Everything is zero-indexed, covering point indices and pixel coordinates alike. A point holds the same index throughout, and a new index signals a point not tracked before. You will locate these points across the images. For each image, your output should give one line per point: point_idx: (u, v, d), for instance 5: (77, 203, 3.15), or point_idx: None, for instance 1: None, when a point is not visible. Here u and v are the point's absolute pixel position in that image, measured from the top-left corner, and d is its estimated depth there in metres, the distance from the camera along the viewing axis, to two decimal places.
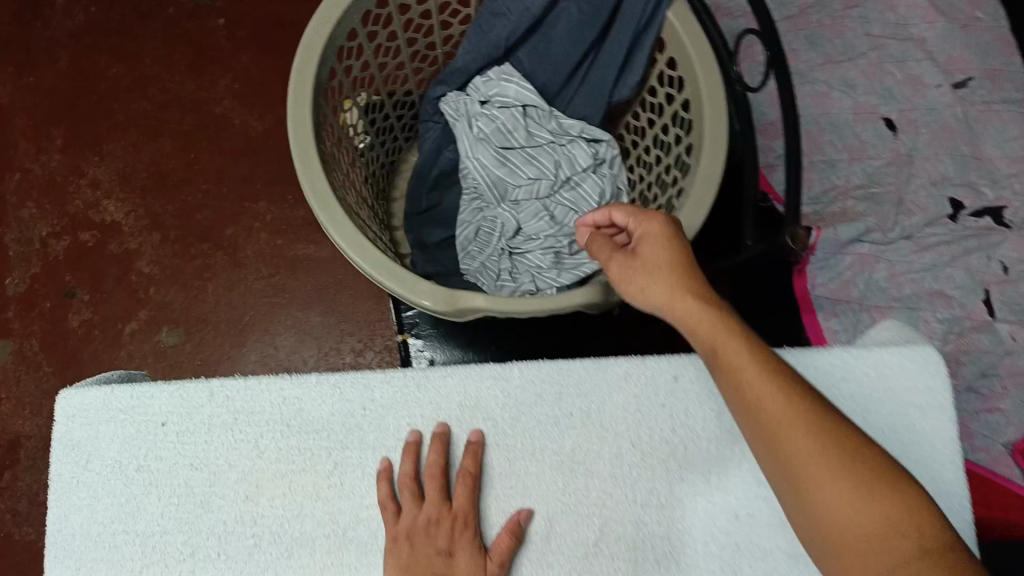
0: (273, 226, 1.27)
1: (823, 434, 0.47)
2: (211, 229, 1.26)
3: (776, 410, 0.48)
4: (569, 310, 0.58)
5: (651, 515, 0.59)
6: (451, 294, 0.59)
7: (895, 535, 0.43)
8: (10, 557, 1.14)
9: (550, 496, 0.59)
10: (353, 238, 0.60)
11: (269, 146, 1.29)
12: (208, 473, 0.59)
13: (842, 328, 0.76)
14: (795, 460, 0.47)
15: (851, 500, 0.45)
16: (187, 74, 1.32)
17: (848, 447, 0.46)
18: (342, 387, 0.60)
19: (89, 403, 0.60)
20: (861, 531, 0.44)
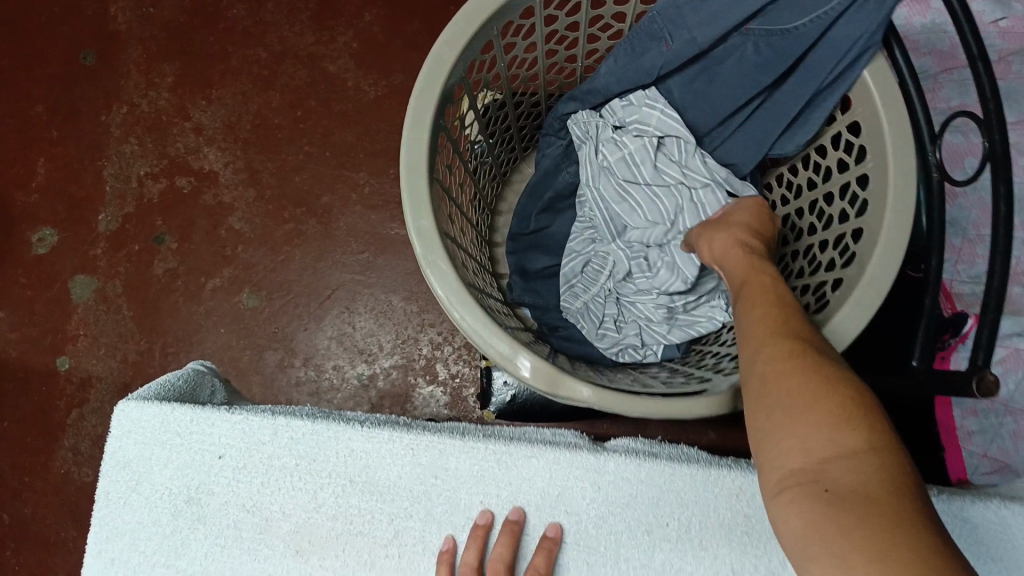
0: (370, 200, 1.21)
1: (808, 371, 0.42)
2: (307, 193, 1.22)
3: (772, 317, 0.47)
4: (691, 419, 0.50)
5: None
6: (554, 373, 0.51)
7: (850, 464, 0.38)
8: (65, 493, 1.16)
9: None
10: (455, 290, 0.53)
11: (379, 114, 1.23)
12: (260, 519, 0.54)
13: (979, 428, 0.81)
14: (772, 389, 0.42)
15: (806, 388, 0.41)
16: (308, 26, 1.27)
17: (830, 385, 0.41)
18: (416, 449, 0.54)
19: (147, 421, 0.56)
20: (810, 456, 0.39)
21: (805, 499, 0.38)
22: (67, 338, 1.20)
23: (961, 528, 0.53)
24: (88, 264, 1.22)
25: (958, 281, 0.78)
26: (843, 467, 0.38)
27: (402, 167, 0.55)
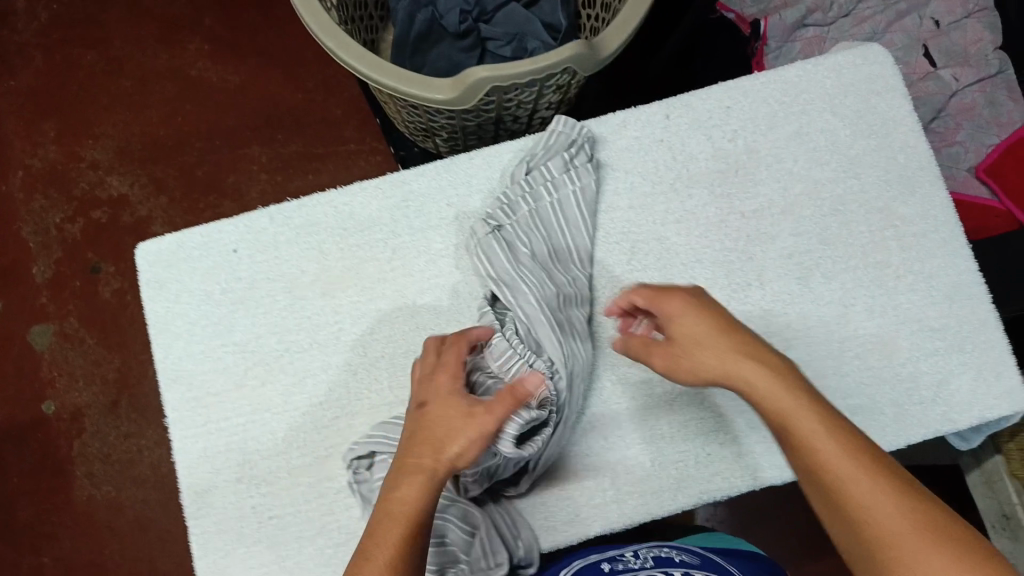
0: (270, 166, 1.32)
1: (887, 487, 0.45)
2: (214, 180, 1.32)
3: (771, 395, 0.51)
4: (565, 59, 0.66)
5: (670, 230, 0.68)
6: (458, 81, 0.67)
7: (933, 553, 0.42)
8: (95, 517, 1.20)
9: (585, 232, 0.67)
10: (362, 56, 0.68)
11: (248, 96, 1.34)
12: (286, 282, 0.67)
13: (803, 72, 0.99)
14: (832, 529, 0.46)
15: (881, 504, 0.44)
16: (158, 46, 1.36)
17: (887, 475, 0.45)
18: (384, 187, 0.69)
19: (168, 248, 0.68)
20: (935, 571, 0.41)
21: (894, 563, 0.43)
22: (44, 384, 1.25)
23: (781, 82, 0.70)
24: (38, 315, 1.28)
25: (746, 8, 1.02)
26: (915, 527, 0.43)
27: None
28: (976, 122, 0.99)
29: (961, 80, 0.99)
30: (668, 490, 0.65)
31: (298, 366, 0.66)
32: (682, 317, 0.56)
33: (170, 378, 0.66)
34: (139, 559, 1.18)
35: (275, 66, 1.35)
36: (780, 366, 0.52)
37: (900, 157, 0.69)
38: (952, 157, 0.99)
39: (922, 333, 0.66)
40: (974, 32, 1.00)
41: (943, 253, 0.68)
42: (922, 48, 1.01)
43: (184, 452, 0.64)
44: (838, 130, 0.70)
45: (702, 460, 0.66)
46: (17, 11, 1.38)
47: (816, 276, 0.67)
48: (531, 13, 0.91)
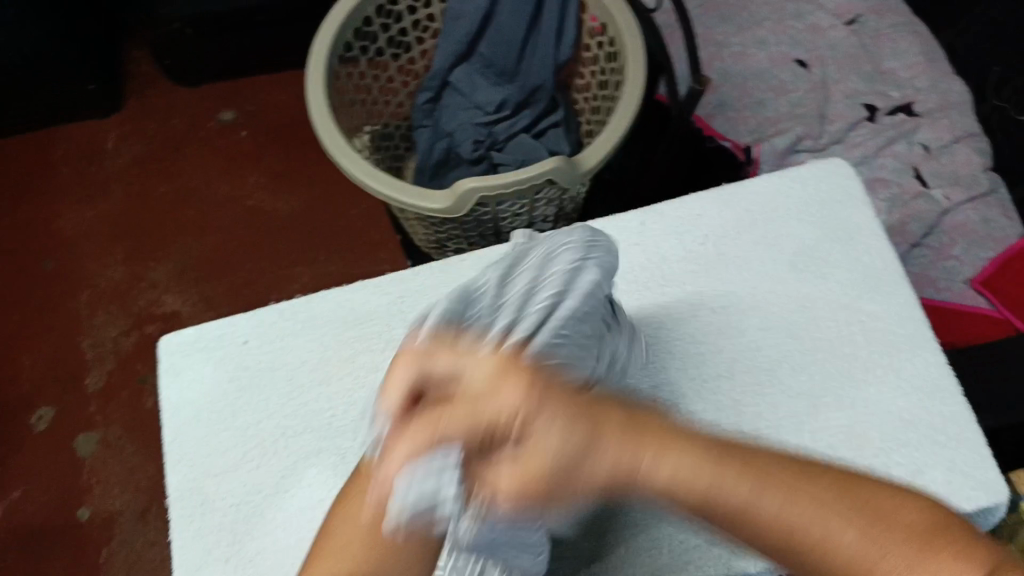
0: (310, 287, 1.33)
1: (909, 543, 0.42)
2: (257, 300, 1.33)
3: (686, 476, 0.42)
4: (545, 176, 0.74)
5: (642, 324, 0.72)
6: (452, 190, 0.76)
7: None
8: None
9: None
10: (366, 167, 0.77)
11: (292, 224, 1.37)
12: (288, 371, 0.74)
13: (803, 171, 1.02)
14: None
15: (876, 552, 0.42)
16: (219, 178, 1.42)
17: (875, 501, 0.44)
18: (383, 286, 0.76)
19: (186, 340, 0.75)
20: None
21: None
22: (82, 490, 1.28)
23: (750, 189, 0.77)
24: (84, 423, 1.32)
25: (741, 137, 1.11)
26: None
27: (311, 111, 0.80)
28: (973, 238, 1.00)
29: (951, 200, 1.03)
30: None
31: (292, 449, 0.70)
32: (505, 390, 0.42)
33: (175, 458, 0.71)
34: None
35: (319, 197, 1.39)
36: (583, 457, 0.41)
37: (866, 260, 0.73)
38: (948, 270, 0.99)
39: (893, 429, 0.66)
40: (963, 155, 1.06)
41: (911, 349, 0.69)
42: (915, 170, 1.06)
43: (181, 531, 0.68)
44: (805, 236, 0.74)
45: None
46: (106, 147, 1.47)
47: (785, 373, 0.69)
48: (539, 142, 0.96)
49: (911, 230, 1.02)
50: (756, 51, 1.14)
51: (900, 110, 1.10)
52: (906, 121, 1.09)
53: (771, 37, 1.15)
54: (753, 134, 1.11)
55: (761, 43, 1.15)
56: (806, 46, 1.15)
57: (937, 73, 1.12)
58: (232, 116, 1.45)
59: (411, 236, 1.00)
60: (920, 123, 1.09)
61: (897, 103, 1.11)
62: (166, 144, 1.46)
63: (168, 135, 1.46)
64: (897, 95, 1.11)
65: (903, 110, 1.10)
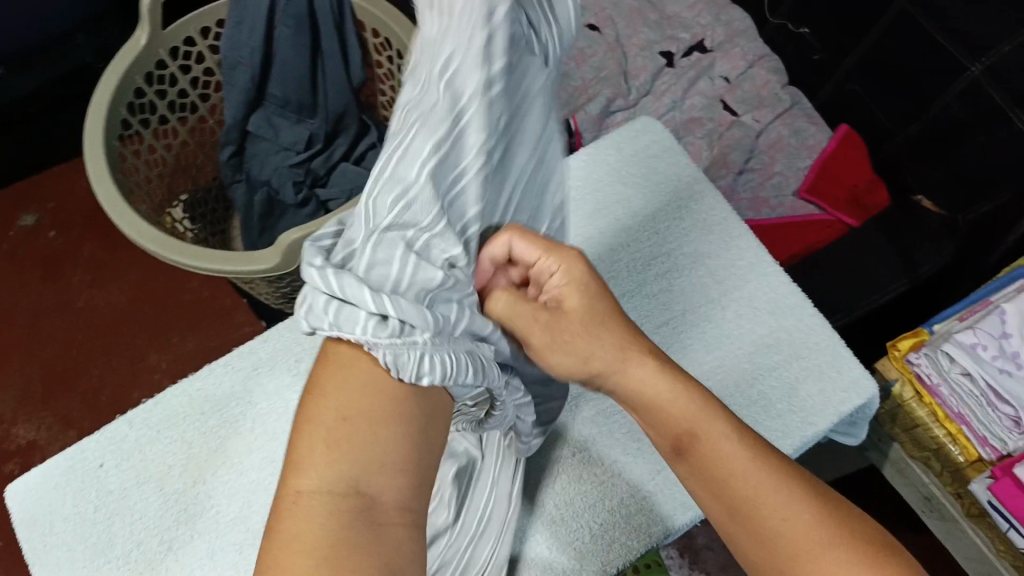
0: (173, 370, 1.25)
1: None
2: (120, 401, 1.23)
3: None
4: None
5: None
6: (276, 247, 0.72)
7: None
8: None
9: None
10: (179, 246, 0.73)
11: (136, 312, 1.28)
12: (157, 480, 0.69)
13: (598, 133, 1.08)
14: None
15: None
16: (40, 286, 1.30)
17: None
18: (232, 363, 0.73)
19: (33, 484, 0.68)
20: None
21: None
22: None
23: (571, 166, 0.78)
24: None
25: (557, 111, 1.13)
26: None
27: (102, 201, 0.74)
28: (789, 152, 1.07)
29: (762, 121, 1.09)
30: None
31: (183, 560, 0.66)
32: None
33: None
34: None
35: (158, 275, 1.31)
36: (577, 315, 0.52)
37: (695, 204, 0.76)
38: (776, 187, 1.05)
39: (766, 354, 0.69)
40: (761, 77, 1.12)
41: (758, 276, 0.73)
42: (721, 101, 1.12)
43: None
44: (632, 198, 0.77)
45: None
46: None
47: (650, 333, 0.70)
48: (360, 168, 0.94)
49: (733, 159, 1.07)
50: None
51: (692, 50, 1.16)
52: (700, 59, 1.15)
53: None
54: (568, 105, 1.13)
55: None
56: (592, 10, 1.18)
57: (716, 6, 1.18)
58: (36, 219, 1.34)
59: (259, 297, 0.95)
60: (714, 57, 1.15)
61: (688, 44, 1.16)
62: None
63: None
64: (686, 37, 1.17)
65: (696, 49, 1.16)
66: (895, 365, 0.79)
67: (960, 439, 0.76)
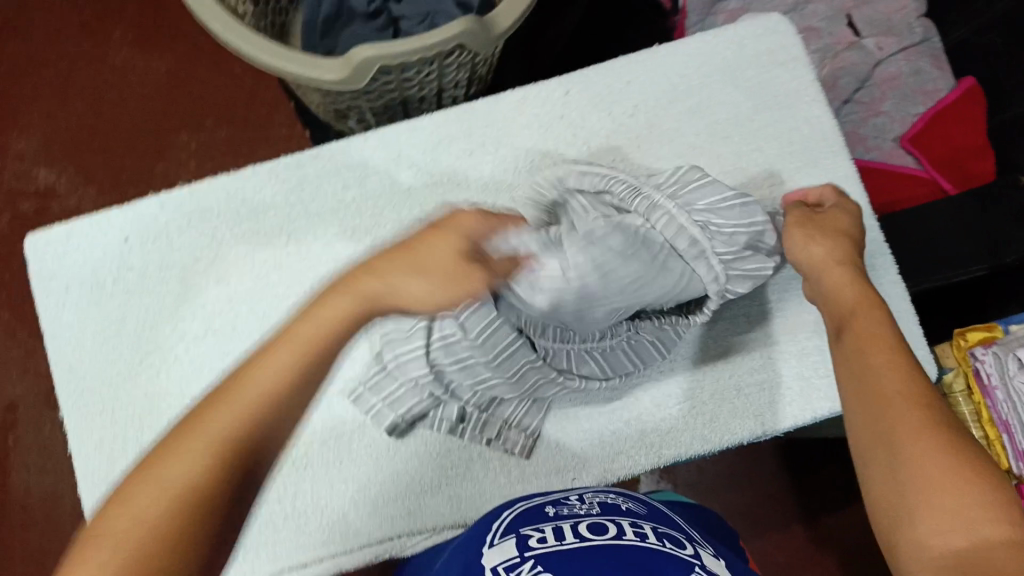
0: (201, 153, 1.20)
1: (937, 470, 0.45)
2: (142, 169, 1.20)
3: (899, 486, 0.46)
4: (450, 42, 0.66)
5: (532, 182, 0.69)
6: (346, 60, 0.66)
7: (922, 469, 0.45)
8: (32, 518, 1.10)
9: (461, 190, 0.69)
10: (241, 33, 0.65)
11: (172, 82, 1.21)
12: (179, 270, 0.66)
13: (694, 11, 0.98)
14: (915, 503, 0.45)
15: (929, 463, 0.45)
16: (79, 32, 1.23)
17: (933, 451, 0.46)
18: (278, 170, 0.68)
19: (53, 239, 0.66)
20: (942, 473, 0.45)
21: (939, 487, 0.45)
22: None
23: (682, 53, 0.71)
24: None
25: None
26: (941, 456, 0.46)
27: None
28: (901, 93, 0.97)
29: (884, 51, 0.99)
30: (341, 507, 0.64)
31: (193, 355, 0.65)
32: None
33: (65, 371, 0.65)
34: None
35: (199, 52, 1.22)
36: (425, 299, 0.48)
37: (803, 130, 0.69)
38: (877, 127, 0.98)
39: None
40: (897, 0, 0.99)
41: None
42: (846, 17, 1.01)
43: (80, 447, 0.63)
44: (739, 105, 0.70)
45: (425, 456, 0.65)
46: None
47: None
48: None
49: (842, 85, 1.00)
50: None
51: None
52: None
53: None
54: None
55: None
56: None
57: None
58: None
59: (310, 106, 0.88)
60: None
61: None
62: None
63: None
64: None
65: None
66: (955, 354, 0.76)
67: (996, 446, 0.74)
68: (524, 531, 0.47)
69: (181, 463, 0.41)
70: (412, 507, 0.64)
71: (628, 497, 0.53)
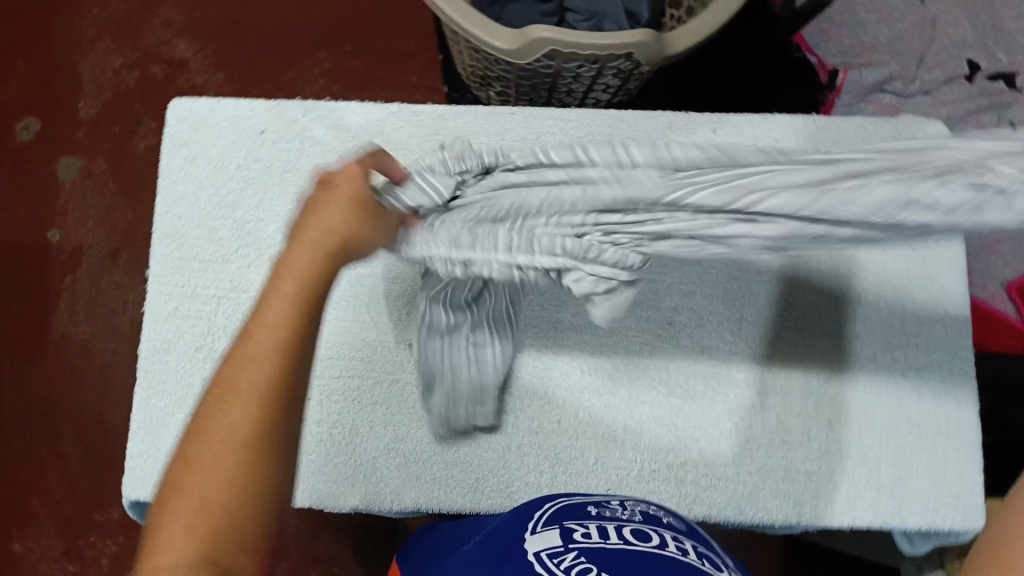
0: (331, 75, 1.23)
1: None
2: (273, 72, 1.23)
3: None
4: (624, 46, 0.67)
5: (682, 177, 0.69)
6: (521, 33, 0.67)
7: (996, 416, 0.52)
8: (66, 358, 1.14)
9: None
10: None
11: (329, 1, 1.25)
12: (301, 176, 0.69)
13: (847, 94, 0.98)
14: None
15: None
16: None
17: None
18: (421, 116, 0.70)
19: (197, 110, 0.69)
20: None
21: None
22: (56, 213, 1.19)
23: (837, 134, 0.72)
24: (69, 147, 1.21)
25: (829, 56, 1.00)
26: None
27: None
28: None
29: None
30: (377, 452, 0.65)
31: None
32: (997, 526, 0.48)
33: (165, 233, 0.67)
34: (92, 413, 1.12)
35: None
36: (339, 222, 0.48)
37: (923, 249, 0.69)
38: (989, 264, 0.95)
39: (893, 429, 0.67)
40: None
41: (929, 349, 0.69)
42: None
43: (155, 307, 0.66)
44: None
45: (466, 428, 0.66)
46: None
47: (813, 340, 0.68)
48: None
49: None
50: None
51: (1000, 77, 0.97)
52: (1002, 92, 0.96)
53: None
54: (841, 55, 1.00)
55: None
56: None
57: None
58: None
59: (457, 61, 0.89)
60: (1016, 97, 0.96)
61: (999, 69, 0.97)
62: None
63: None
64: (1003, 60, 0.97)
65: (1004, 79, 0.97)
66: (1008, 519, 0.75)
67: None
68: (568, 524, 0.45)
69: (202, 454, 0.41)
70: (440, 475, 0.65)
71: (673, 513, 0.49)
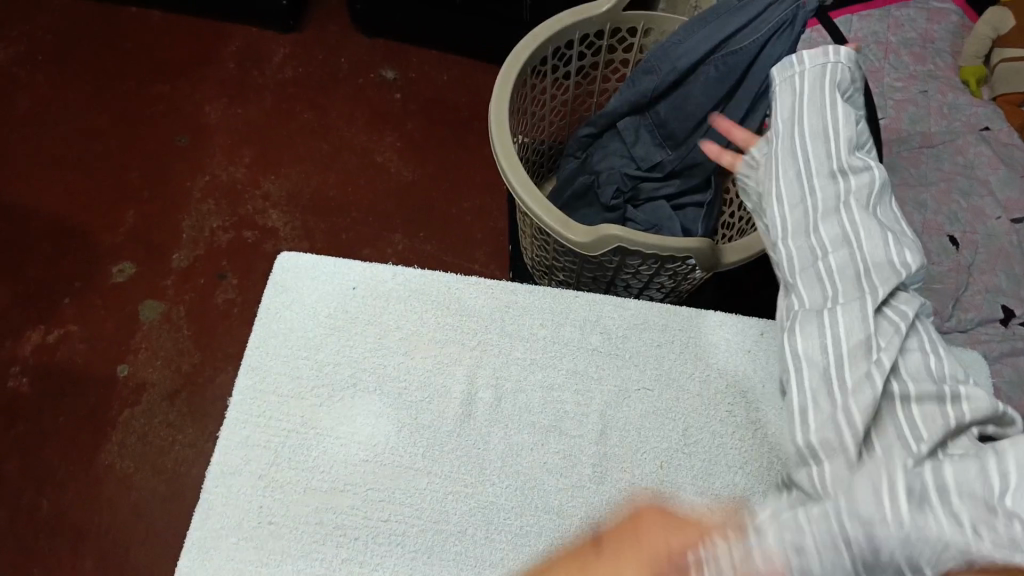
0: (404, 255, 1.35)
1: None
2: (352, 247, 1.35)
3: None
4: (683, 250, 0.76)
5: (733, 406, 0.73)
6: (593, 229, 0.76)
7: None
8: (102, 491, 1.15)
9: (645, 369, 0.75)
10: (522, 178, 0.79)
11: (413, 193, 1.40)
12: (381, 329, 0.76)
13: None
14: None
15: None
16: (363, 129, 1.47)
17: None
18: (495, 290, 0.79)
19: (300, 265, 0.79)
20: None
21: None
22: (127, 351, 1.25)
23: None
24: (154, 291, 1.31)
25: None
26: None
27: (491, 115, 0.83)
28: None
29: None
30: None
31: (356, 403, 0.72)
32: None
33: (251, 366, 0.73)
34: (114, 552, 1.11)
35: (446, 180, 1.42)
36: None
37: None
38: None
39: None
40: None
41: None
42: None
43: (228, 433, 0.70)
44: None
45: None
46: (272, 62, 1.54)
47: None
48: (675, 214, 0.93)
49: None
50: (913, 211, 1.10)
51: None
52: None
53: (931, 204, 1.11)
54: None
55: (921, 206, 1.11)
56: (964, 225, 1.10)
57: None
58: (395, 79, 1.52)
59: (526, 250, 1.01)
60: None
61: None
62: (326, 83, 1.52)
63: (330, 76, 1.53)
64: None
65: None
66: None
67: None
68: None
69: None
70: None
71: None
